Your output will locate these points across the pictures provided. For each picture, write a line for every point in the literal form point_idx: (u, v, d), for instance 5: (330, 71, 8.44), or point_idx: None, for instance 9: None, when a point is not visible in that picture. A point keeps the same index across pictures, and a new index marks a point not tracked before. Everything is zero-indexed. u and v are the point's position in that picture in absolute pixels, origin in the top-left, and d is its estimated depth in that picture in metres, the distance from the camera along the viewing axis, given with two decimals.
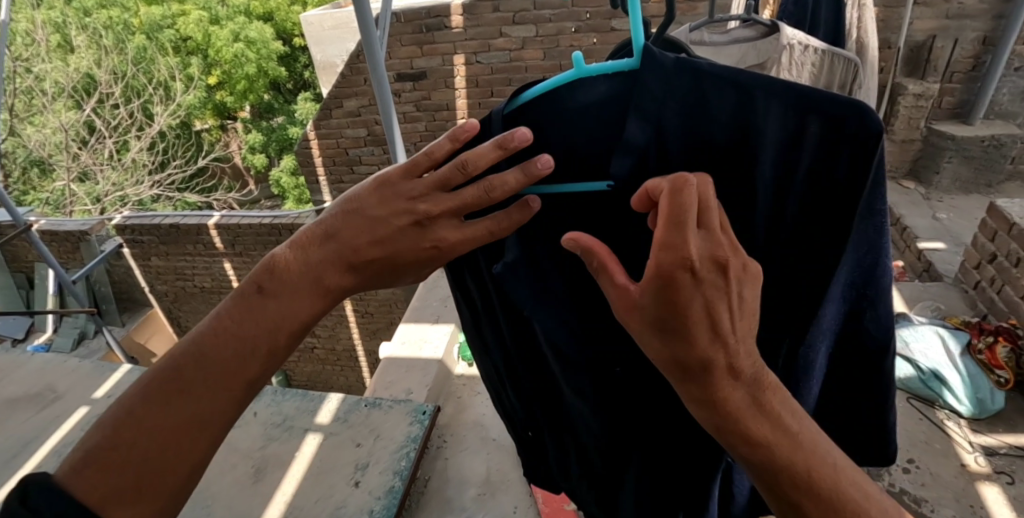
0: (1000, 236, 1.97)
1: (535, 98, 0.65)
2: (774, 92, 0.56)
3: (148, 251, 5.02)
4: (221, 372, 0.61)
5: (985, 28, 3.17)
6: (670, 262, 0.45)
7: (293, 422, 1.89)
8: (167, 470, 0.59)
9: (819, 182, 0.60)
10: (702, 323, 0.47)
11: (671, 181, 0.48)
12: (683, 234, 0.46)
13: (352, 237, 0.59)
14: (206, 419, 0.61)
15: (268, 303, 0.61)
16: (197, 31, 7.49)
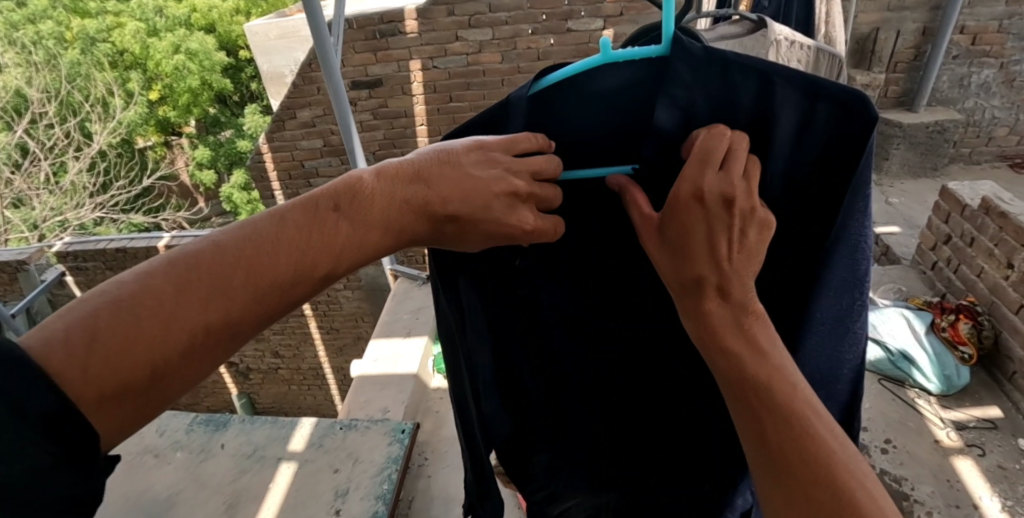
0: (955, 218, 2.06)
1: (555, 84, 0.61)
2: (794, 80, 0.55)
3: (93, 278, 4.70)
4: (269, 280, 0.53)
5: (924, 19, 3.31)
6: (682, 186, 0.51)
7: (264, 451, 1.77)
8: (171, 380, 0.51)
9: (825, 171, 0.60)
10: (703, 247, 0.51)
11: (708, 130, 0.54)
12: (700, 170, 0.51)
13: (435, 186, 0.56)
14: (234, 331, 0.53)
15: (341, 226, 0.55)
16: (134, 43, 7.10)
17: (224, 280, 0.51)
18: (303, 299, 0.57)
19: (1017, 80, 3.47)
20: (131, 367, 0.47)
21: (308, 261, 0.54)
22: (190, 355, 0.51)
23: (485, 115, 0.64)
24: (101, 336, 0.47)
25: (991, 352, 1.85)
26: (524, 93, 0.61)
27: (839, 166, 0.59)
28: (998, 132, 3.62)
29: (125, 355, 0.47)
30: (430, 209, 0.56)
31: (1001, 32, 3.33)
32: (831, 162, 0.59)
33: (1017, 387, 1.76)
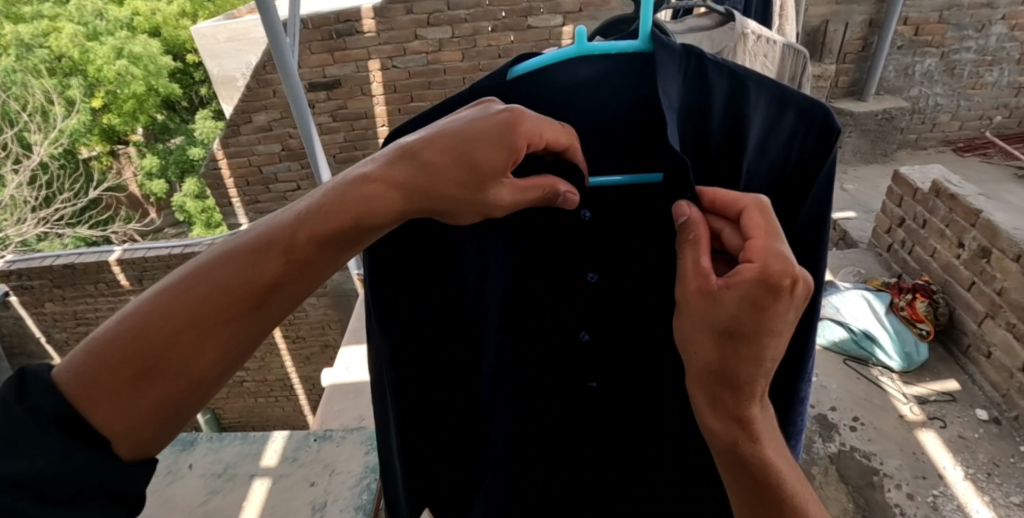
0: (907, 201, 2.16)
1: (526, 74, 0.59)
2: (766, 85, 0.56)
3: (40, 297, 4.41)
4: (263, 257, 0.48)
5: (870, 11, 3.45)
6: (779, 268, 0.43)
7: (235, 469, 1.69)
8: (170, 372, 0.47)
9: (789, 179, 0.61)
10: (774, 335, 0.44)
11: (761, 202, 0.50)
12: (783, 244, 0.45)
13: (414, 168, 0.50)
14: (232, 316, 0.48)
15: (315, 209, 0.50)
16: (72, 47, 6.69)
17: (216, 266, 0.48)
18: (306, 281, 0.51)
19: (956, 68, 3.66)
20: (123, 359, 0.45)
21: (302, 234, 0.49)
22: (182, 342, 0.46)
23: (457, 99, 0.62)
24: (106, 336, 0.47)
25: (946, 328, 1.95)
26: (502, 77, 0.60)
27: (804, 173, 0.59)
28: (940, 118, 3.82)
29: (124, 349, 0.46)
30: (432, 169, 0.50)
31: (940, 23, 3.51)
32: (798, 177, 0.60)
33: (971, 360, 1.85)
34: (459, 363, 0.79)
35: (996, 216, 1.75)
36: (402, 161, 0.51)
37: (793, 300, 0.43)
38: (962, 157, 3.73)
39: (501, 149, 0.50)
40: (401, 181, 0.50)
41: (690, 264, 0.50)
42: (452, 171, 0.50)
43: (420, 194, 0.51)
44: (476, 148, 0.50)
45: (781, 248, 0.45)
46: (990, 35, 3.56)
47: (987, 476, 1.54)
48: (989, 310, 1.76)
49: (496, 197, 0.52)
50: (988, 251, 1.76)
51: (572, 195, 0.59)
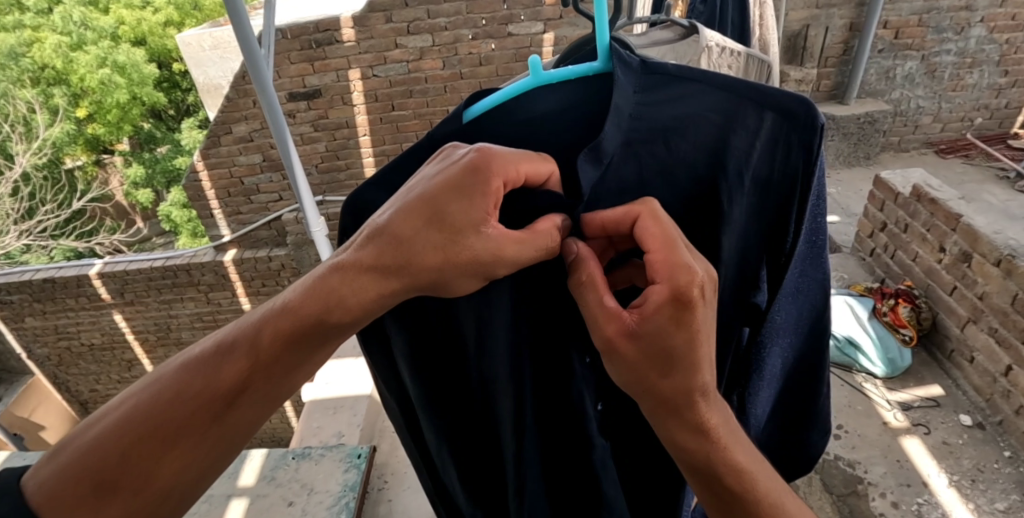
0: (889, 206, 2.17)
1: (483, 112, 0.58)
2: (731, 89, 0.55)
3: (20, 311, 4.35)
4: (223, 371, 0.51)
5: (851, 15, 3.46)
6: (682, 281, 0.44)
7: (211, 489, 1.65)
8: (132, 486, 0.49)
9: (777, 184, 0.58)
10: (703, 343, 0.45)
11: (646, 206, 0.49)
12: (681, 254, 0.45)
13: (383, 253, 0.49)
14: (190, 427, 0.50)
15: (281, 311, 0.52)
16: (55, 57, 6.64)
17: (177, 381, 0.51)
18: (269, 380, 0.52)
19: (937, 71, 3.69)
20: (88, 472, 0.48)
21: (259, 345, 0.52)
22: (142, 458, 0.49)
23: (417, 146, 0.58)
24: (77, 450, 0.50)
25: (929, 332, 1.95)
26: (456, 120, 0.58)
27: (792, 174, 0.57)
28: (923, 120, 3.84)
29: (90, 467, 0.48)
30: (408, 241, 0.48)
31: (921, 26, 3.53)
32: (782, 181, 0.58)
33: (955, 364, 1.85)
34: (464, 390, 0.77)
35: (976, 221, 1.76)
36: (374, 240, 0.49)
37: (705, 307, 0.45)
38: (944, 159, 3.75)
39: (477, 200, 0.47)
40: (366, 274, 0.50)
41: (595, 311, 0.48)
42: (424, 232, 0.47)
43: (391, 266, 0.49)
44: (446, 206, 0.47)
45: (684, 260, 0.45)
46: (970, 37, 3.59)
47: (971, 483, 1.54)
48: (972, 315, 1.77)
49: (489, 247, 0.47)
50: (969, 255, 1.76)
51: (567, 223, 0.53)
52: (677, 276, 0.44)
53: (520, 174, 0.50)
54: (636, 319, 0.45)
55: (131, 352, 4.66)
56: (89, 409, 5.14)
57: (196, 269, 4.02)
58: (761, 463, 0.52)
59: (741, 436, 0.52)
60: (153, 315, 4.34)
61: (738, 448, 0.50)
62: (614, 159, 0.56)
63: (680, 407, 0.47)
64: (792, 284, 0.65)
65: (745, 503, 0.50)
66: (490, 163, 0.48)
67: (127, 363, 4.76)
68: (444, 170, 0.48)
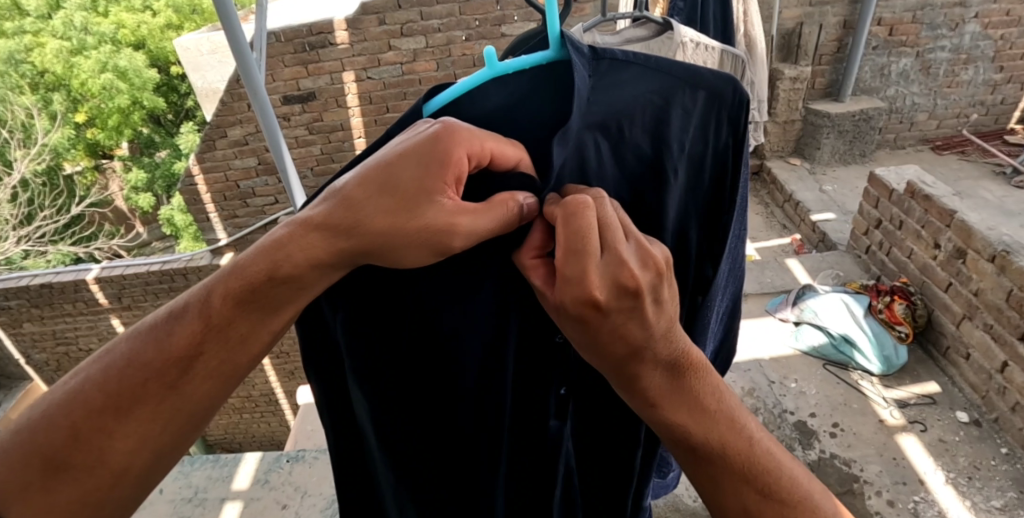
0: (883, 202, 2.17)
1: (441, 108, 0.55)
2: (672, 71, 0.56)
3: (18, 317, 4.36)
4: (173, 341, 0.50)
5: (844, 13, 3.47)
6: (574, 297, 0.41)
7: (206, 493, 1.65)
8: (89, 460, 0.49)
9: (713, 157, 0.62)
10: (610, 343, 0.43)
11: (567, 204, 0.43)
12: (573, 266, 0.41)
13: (330, 215, 0.48)
14: (139, 399, 0.50)
15: (225, 277, 0.50)
16: (56, 63, 6.73)
17: (127, 355, 0.51)
18: (221, 349, 0.51)
19: (931, 68, 3.68)
20: (39, 452, 0.49)
21: (208, 312, 0.50)
22: (94, 430, 0.49)
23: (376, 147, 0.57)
24: (32, 425, 0.50)
25: (924, 329, 1.96)
26: (415, 116, 0.56)
27: (726, 148, 0.62)
28: (918, 117, 3.84)
29: (44, 441, 0.49)
30: (361, 209, 0.47)
31: (915, 23, 3.53)
32: (718, 156, 0.62)
33: (950, 361, 1.86)
34: (445, 397, 0.66)
35: (970, 217, 1.77)
36: (328, 198, 0.49)
37: (609, 315, 0.41)
38: (940, 156, 3.75)
39: (429, 170, 0.46)
40: (317, 230, 0.48)
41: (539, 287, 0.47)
42: (376, 200, 0.47)
43: (338, 224, 0.48)
44: (392, 173, 0.46)
45: (578, 269, 0.41)
46: (964, 34, 3.59)
47: (967, 481, 1.54)
48: (966, 312, 1.77)
49: (441, 216, 0.46)
50: (963, 252, 1.76)
51: (532, 201, 0.50)
52: (569, 294, 0.41)
53: (471, 146, 0.48)
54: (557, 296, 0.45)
55: None
56: None
57: (193, 272, 4.02)
58: (705, 415, 0.47)
59: (699, 398, 0.47)
60: None
61: (678, 410, 0.46)
62: (583, 137, 0.55)
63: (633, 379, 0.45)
64: (729, 244, 0.69)
65: (692, 449, 0.48)
66: (438, 134, 0.47)
67: None
68: (400, 142, 0.48)
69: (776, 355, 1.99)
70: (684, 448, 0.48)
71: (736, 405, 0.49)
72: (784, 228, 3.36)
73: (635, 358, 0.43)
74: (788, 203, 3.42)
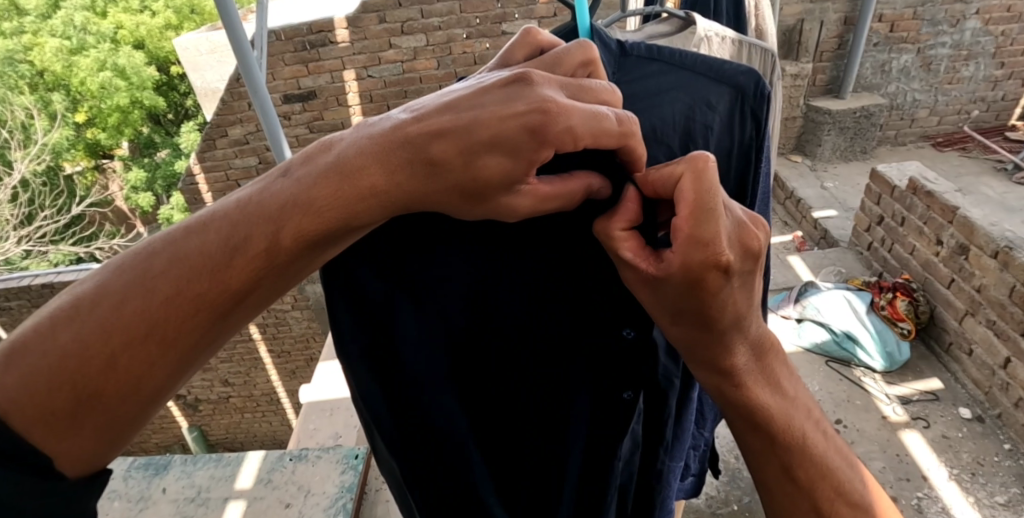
0: (885, 199, 2.17)
1: None
2: (695, 69, 0.58)
3: (19, 318, 4.36)
4: (225, 270, 0.41)
5: (845, 9, 3.47)
6: (702, 259, 0.39)
7: (209, 492, 1.65)
8: (123, 394, 0.41)
9: (740, 152, 0.61)
10: (723, 312, 0.43)
11: (693, 160, 0.40)
12: (712, 224, 0.39)
13: (424, 147, 0.39)
14: (181, 332, 0.41)
15: (286, 191, 0.41)
16: (55, 62, 6.70)
17: (158, 275, 0.40)
18: (279, 281, 0.43)
19: (931, 64, 3.68)
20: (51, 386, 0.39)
21: (270, 244, 0.41)
22: (128, 366, 0.40)
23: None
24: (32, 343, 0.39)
25: (927, 325, 1.96)
26: None
27: (754, 144, 0.61)
28: (919, 114, 3.84)
29: (58, 372, 0.39)
30: (437, 172, 0.40)
31: (915, 19, 3.52)
32: (746, 151, 0.61)
33: (953, 357, 1.86)
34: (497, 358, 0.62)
35: (971, 213, 1.77)
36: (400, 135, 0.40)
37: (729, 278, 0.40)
38: (941, 152, 3.74)
39: (518, 160, 0.39)
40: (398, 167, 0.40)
41: (629, 255, 0.44)
42: (449, 176, 0.40)
43: (407, 199, 0.41)
44: (474, 164, 0.39)
45: (713, 228, 0.39)
46: (964, 30, 3.59)
47: (971, 477, 1.54)
48: (970, 308, 1.77)
49: (513, 203, 0.41)
50: (966, 248, 1.77)
51: (603, 188, 0.48)
52: (697, 255, 0.39)
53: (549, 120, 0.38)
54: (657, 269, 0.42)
55: None
56: None
57: None
58: (785, 399, 0.51)
59: (771, 376, 0.50)
60: None
61: (766, 393, 0.50)
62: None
63: (717, 346, 0.46)
64: None
65: (773, 437, 0.51)
66: (539, 110, 0.38)
67: None
68: (490, 96, 0.39)
69: None
70: (765, 437, 0.51)
71: (804, 396, 0.53)
72: (786, 225, 3.37)
73: (738, 325, 0.45)
74: (789, 201, 3.42)
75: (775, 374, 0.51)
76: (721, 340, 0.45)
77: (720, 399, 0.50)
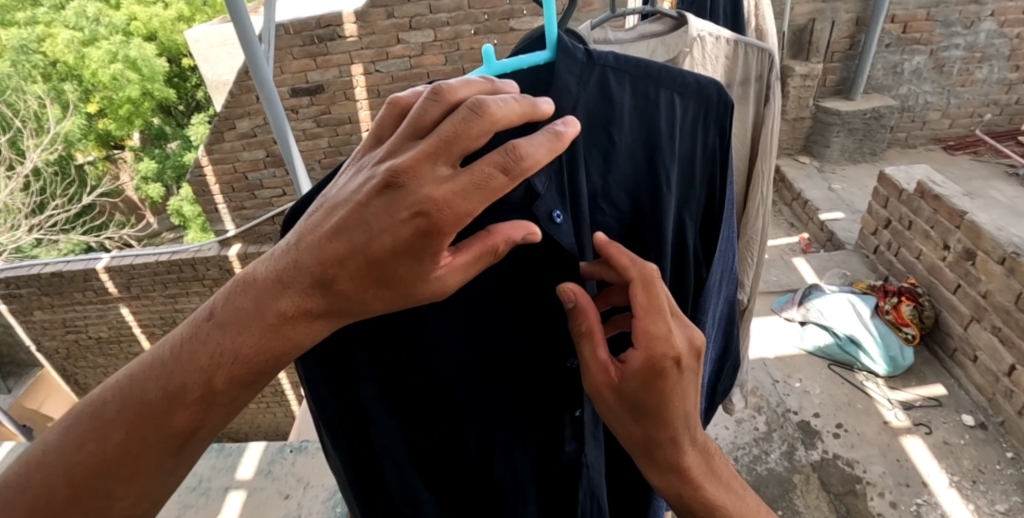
0: (892, 202, 2.16)
1: None
2: (663, 79, 0.57)
3: (29, 305, 4.43)
4: (185, 397, 0.44)
5: (856, 9, 3.43)
6: (659, 353, 0.46)
7: (209, 482, 1.67)
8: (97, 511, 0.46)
9: (706, 158, 0.63)
10: (675, 408, 0.48)
11: (643, 273, 0.49)
12: (662, 323, 0.47)
13: (330, 251, 0.40)
14: (144, 461, 0.45)
15: (221, 328, 0.43)
16: (68, 53, 6.75)
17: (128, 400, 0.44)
18: (229, 408, 0.46)
19: (944, 66, 3.63)
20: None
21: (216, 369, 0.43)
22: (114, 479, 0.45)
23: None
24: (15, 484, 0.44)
25: (932, 330, 1.94)
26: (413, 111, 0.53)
27: (719, 153, 0.63)
28: (930, 116, 3.79)
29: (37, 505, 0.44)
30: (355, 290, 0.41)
31: (928, 20, 3.48)
32: (712, 156, 0.63)
33: (957, 363, 1.84)
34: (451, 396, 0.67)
35: (979, 218, 1.75)
36: (330, 242, 0.39)
37: (681, 372, 0.47)
38: (952, 155, 3.69)
39: (422, 258, 0.39)
40: (343, 289, 0.41)
41: (591, 356, 0.51)
42: (371, 287, 0.41)
43: (340, 308, 0.43)
44: (392, 265, 0.39)
45: (662, 328, 0.47)
46: (979, 31, 3.54)
47: (972, 484, 1.53)
48: (975, 313, 1.76)
49: (434, 287, 0.42)
50: (972, 253, 1.75)
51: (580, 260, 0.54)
52: (653, 362, 0.46)
53: (435, 226, 0.37)
54: (618, 375, 0.49)
55: (138, 346, 4.69)
56: None
57: (201, 263, 4.07)
58: (732, 491, 0.56)
59: (717, 473, 0.56)
60: (159, 310, 4.38)
61: (714, 488, 0.55)
62: (563, 153, 0.56)
63: (674, 440, 0.50)
64: (721, 243, 0.72)
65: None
66: (416, 208, 0.37)
67: (133, 357, 4.78)
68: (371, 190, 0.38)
69: (782, 354, 1.99)
70: None
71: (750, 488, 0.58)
72: (792, 227, 3.34)
73: (687, 422, 0.50)
74: (795, 202, 3.40)
75: (715, 463, 0.56)
76: (674, 437, 0.50)
77: (672, 491, 0.54)
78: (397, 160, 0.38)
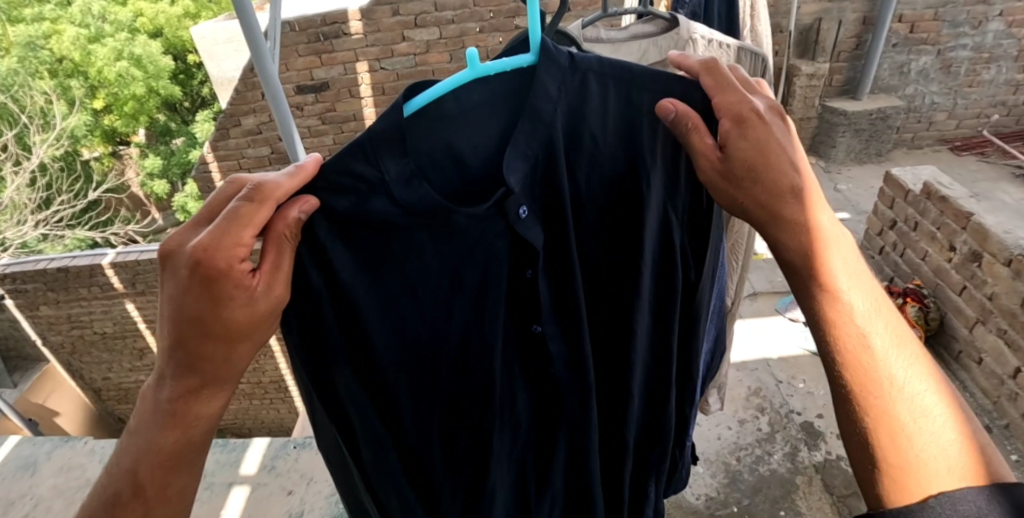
0: (898, 203, 2.15)
1: (421, 109, 0.53)
2: (651, 99, 0.55)
3: (35, 300, 4.46)
4: (155, 475, 0.54)
5: (863, 9, 3.41)
6: (737, 106, 0.52)
7: (213, 477, 1.68)
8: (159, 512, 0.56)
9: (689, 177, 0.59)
10: (778, 159, 0.53)
11: (702, 63, 0.56)
12: (733, 87, 0.53)
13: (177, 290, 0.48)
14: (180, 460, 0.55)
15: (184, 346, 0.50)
16: (74, 49, 6.77)
17: (113, 499, 0.55)
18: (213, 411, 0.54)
19: (951, 66, 3.61)
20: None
21: (171, 446, 0.53)
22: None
23: (355, 142, 0.48)
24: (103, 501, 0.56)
25: (937, 332, 1.93)
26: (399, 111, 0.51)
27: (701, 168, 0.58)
28: (937, 117, 3.77)
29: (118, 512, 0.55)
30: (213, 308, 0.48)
31: (936, 20, 3.46)
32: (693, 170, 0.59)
33: (962, 366, 1.84)
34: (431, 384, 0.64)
35: (986, 220, 1.74)
36: (184, 314, 0.48)
37: (764, 120, 0.53)
38: (958, 156, 3.67)
39: (233, 278, 0.47)
40: (208, 339, 0.49)
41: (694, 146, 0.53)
42: (202, 301, 0.47)
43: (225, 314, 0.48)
44: (222, 314, 0.48)
45: (733, 92, 0.53)
46: (986, 32, 3.51)
47: None
48: (980, 315, 1.75)
49: (265, 290, 0.49)
50: (979, 255, 1.74)
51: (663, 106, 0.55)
52: (740, 109, 0.52)
53: (206, 266, 0.46)
54: (720, 152, 0.53)
55: (142, 341, 4.71)
56: (101, 396, 5.30)
57: None
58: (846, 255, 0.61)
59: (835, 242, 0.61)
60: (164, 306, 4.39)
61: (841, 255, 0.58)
62: (541, 151, 0.55)
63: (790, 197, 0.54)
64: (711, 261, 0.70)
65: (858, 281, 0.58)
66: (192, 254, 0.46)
67: (138, 352, 4.81)
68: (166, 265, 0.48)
69: (786, 355, 2.03)
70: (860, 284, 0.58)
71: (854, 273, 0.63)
72: None
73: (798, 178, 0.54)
74: None
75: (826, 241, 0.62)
76: (785, 200, 0.54)
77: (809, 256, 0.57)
78: (183, 236, 0.48)
